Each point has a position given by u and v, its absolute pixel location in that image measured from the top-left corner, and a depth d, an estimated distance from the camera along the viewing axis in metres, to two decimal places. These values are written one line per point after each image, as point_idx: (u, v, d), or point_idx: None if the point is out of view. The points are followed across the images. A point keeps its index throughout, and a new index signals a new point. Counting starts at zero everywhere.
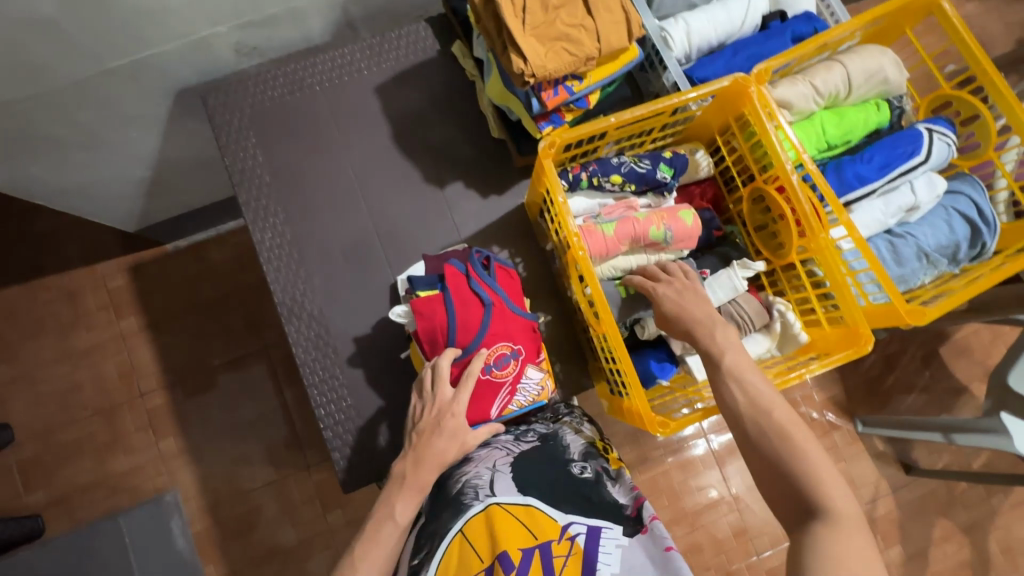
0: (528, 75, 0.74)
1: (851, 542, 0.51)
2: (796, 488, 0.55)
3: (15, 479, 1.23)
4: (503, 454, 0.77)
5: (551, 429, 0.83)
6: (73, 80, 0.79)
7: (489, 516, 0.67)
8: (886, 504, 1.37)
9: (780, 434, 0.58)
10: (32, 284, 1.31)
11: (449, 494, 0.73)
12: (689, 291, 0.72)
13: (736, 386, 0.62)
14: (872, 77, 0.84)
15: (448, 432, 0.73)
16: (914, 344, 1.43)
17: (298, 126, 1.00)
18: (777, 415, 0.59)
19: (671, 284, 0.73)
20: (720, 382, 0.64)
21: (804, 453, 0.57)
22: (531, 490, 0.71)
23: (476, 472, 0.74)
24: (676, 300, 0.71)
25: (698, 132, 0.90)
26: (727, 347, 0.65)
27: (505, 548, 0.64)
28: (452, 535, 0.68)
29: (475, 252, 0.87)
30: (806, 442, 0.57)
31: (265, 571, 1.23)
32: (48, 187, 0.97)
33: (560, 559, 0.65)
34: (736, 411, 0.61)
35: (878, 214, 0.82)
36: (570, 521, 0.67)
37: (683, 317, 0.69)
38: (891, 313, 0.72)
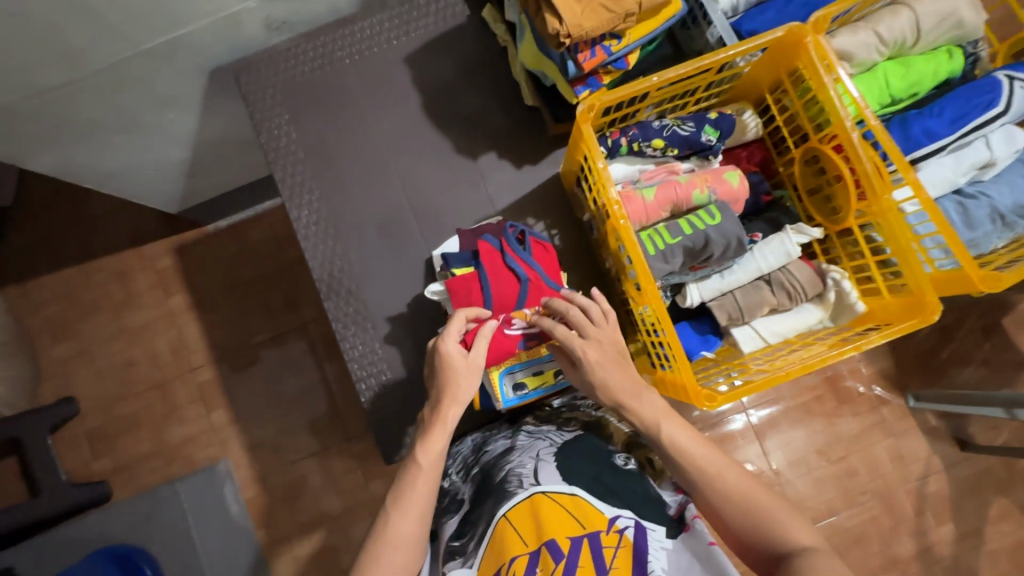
0: (564, 35, 0.71)
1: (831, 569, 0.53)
2: (763, 541, 0.58)
3: (82, 448, 1.31)
4: (548, 444, 0.75)
5: (594, 418, 0.82)
6: (111, 63, 0.80)
7: (533, 504, 0.66)
8: (938, 481, 1.31)
9: (737, 496, 0.61)
10: (87, 264, 1.37)
11: (492, 482, 0.72)
12: (610, 350, 0.71)
13: (678, 455, 0.64)
14: (944, 20, 0.76)
15: (449, 370, 0.70)
16: (974, 315, 1.34)
17: (329, 101, 0.99)
18: (728, 478, 0.62)
19: (598, 343, 0.71)
20: (664, 454, 0.66)
21: (759, 507, 0.60)
22: (576, 480, 0.68)
23: (519, 461, 0.72)
24: (605, 374, 0.70)
25: (746, 91, 0.85)
26: (661, 418, 0.67)
27: (552, 537, 0.63)
28: (497, 521, 0.67)
29: (508, 226, 0.86)
30: (760, 496, 0.60)
31: (311, 537, 1.28)
32: (95, 170, 1.00)
33: (610, 550, 0.63)
34: (689, 480, 0.63)
35: (947, 173, 0.75)
36: (618, 513, 0.65)
37: (611, 392, 0.69)
38: (962, 280, 0.66)
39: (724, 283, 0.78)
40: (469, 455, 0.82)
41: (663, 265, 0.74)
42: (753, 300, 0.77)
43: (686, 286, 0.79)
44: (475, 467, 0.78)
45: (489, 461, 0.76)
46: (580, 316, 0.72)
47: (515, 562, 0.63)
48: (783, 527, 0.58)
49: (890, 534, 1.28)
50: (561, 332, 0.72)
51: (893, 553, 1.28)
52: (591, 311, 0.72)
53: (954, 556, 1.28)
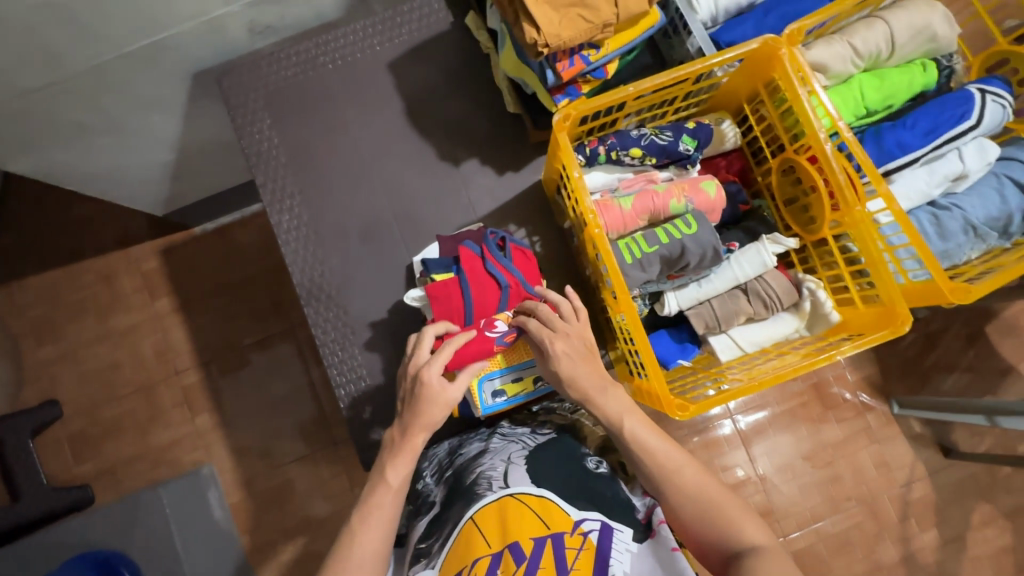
0: (542, 45, 0.71)
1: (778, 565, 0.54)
2: (716, 537, 0.60)
3: (65, 451, 1.30)
4: (520, 447, 0.75)
5: (568, 420, 0.82)
6: (92, 66, 0.80)
7: (501, 507, 0.66)
8: (922, 487, 1.32)
9: (693, 492, 0.62)
10: (72, 267, 1.36)
11: (463, 484, 0.72)
12: (578, 345, 0.71)
13: (639, 450, 0.65)
14: (918, 34, 0.77)
15: (425, 399, 0.69)
16: (957, 322, 1.35)
17: (313, 106, 0.99)
18: (687, 474, 0.63)
19: (566, 336, 0.71)
20: (626, 449, 0.66)
21: (714, 504, 0.61)
22: (545, 481, 0.68)
23: (490, 463, 0.72)
24: (572, 367, 0.70)
25: (724, 101, 0.85)
26: (625, 413, 0.67)
27: (517, 539, 0.63)
28: (463, 523, 0.67)
29: (490, 233, 0.86)
30: (716, 494, 0.62)
31: (296, 541, 1.28)
32: (78, 172, 1.00)
33: (573, 551, 0.63)
34: (649, 475, 0.65)
35: (921, 184, 0.76)
36: (583, 517, 0.65)
37: (577, 386, 0.69)
38: (932, 291, 0.67)
39: (701, 292, 0.79)
40: (443, 457, 0.81)
41: (640, 273, 0.74)
42: (730, 309, 0.78)
43: (664, 295, 0.79)
44: (449, 469, 0.78)
45: (461, 463, 0.76)
46: (547, 311, 0.73)
47: (478, 564, 0.63)
48: (736, 525, 0.60)
49: (875, 539, 1.29)
50: (531, 327, 0.73)
51: (878, 559, 1.28)
52: (560, 306, 0.74)
53: (937, 562, 1.29)
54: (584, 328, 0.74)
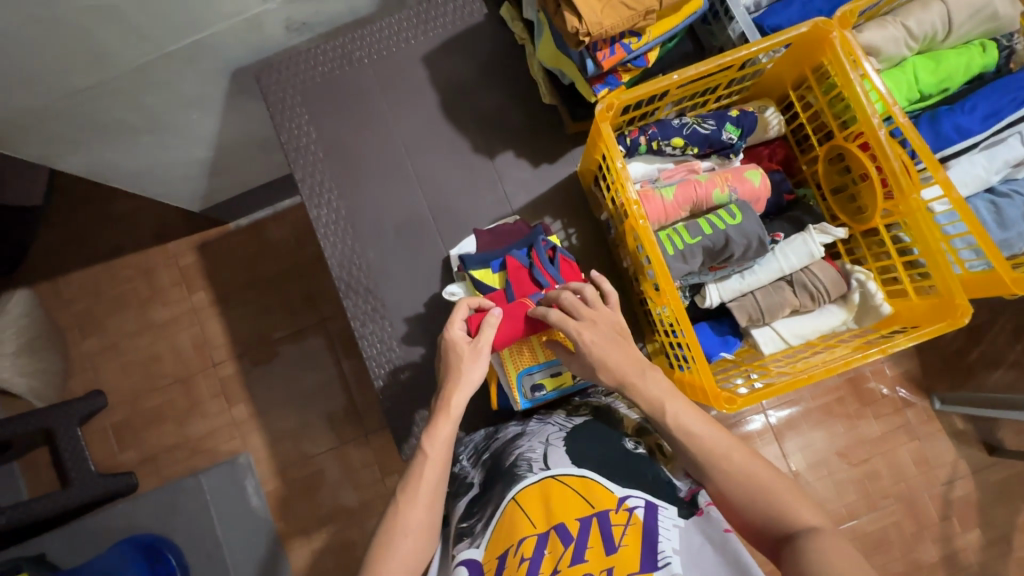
0: (583, 33, 0.70)
1: (836, 546, 0.52)
2: (767, 519, 0.58)
3: (109, 440, 1.35)
4: (556, 429, 0.74)
5: (603, 403, 0.80)
6: (137, 65, 0.82)
7: (543, 488, 0.64)
8: (965, 486, 1.28)
9: (741, 475, 0.60)
10: (114, 261, 1.41)
11: (502, 466, 0.71)
12: (608, 330, 0.70)
13: (682, 434, 0.64)
14: (978, 12, 0.74)
15: (453, 356, 0.71)
16: (1004, 316, 1.30)
17: (348, 101, 1.00)
18: (735, 457, 0.62)
19: (594, 324, 0.70)
20: (668, 432, 0.65)
21: (764, 486, 0.59)
22: (585, 462, 0.66)
23: (530, 445, 0.71)
24: (603, 353, 0.69)
25: (768, 88, 0.83)
26: (665, 398, 0.66)
27: (562, 519, 0.61)
28: (506, 504, 0.65)
29: (542, 239, 0.85)
30: (765, 476, 0.60)
31: (329, 530, 1.30)
32: (122, 170, 1.03)
33: (620, 528, 0.59)
34: (694, 460, 0.63)
35: (980, 171, 0.73)
36: (628, 493, 0.62)
37: (612, 370, 0.68)
38: (995, 281, 0.64)
39: (744, 284, 0.77)
40: (480, 441, 0.81)
41: (682, 265, 0.73)
42: (774, 301, 0.76)
43: (706, 287, 0.78)
44: (486, 452, 0.77)
45: (499, 447, 0.75)
46: (572, 300, 0.72)
47: (524, 543, 0.61)
48: (787, 506, 0.58)
49: (914, 539, 1.26)
50: (556, 316, 0.71)
51: (917, 559, 1.25)
52: (583, 294, 0.73)
53: (981, 562, 1.25)
54: (613, 314, 0.72)
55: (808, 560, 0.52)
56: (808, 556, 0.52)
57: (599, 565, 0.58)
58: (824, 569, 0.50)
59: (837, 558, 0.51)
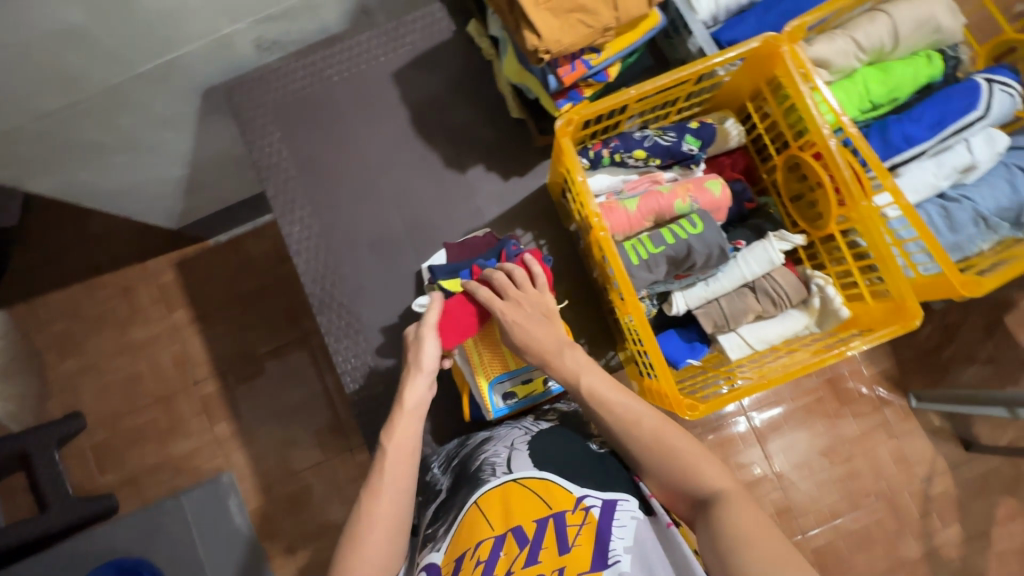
0: (543, 51, 0.72)
1: (739, 507, 0.55)
2: (678, 482, 0.60)
3: (89, 462, 1.33)
4: (522, 433, 0.75)
5: (572, 408, 0.82)
6: (106, 87, 0.82)
7: (505, 492, 0.65)
8: (944, 482, 1.30)
9: (652, 442, 0.62)
10: (93, 281, 1.40)
11: (468, 471, 0.72)
12: (533, 310, 0.71)
13: (597, 405, 0.65)
14: (922, 26, 0.77)
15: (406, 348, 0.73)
16: (975, 313, 1.33)
17: (320, 118, 1.01)
18: (646, 424, 0.63)
19: (519, 304, 0.71)
20: (585, 405, 0.67)
21: (676, 449, 0.61)
22: (546, 464, 0.67)
23: (495, 450, 0.72)
24: (528, 333, 0.70)
25: (728, 99, 0.85)
26: (583, 369, 0.67)
27: (519, 522, 0.62)
28: (468, 508, 0.66)
29: (511, 244, 0.86)
30: (677, 440, 0.62)
31: (316, 546, 1.29)
32: (97, 190, 1.03)
33: (575, 528, 0.60)
34: (608, 429, 0.65)
35: (930, 177, 0.75)
36: (585, 493, 0.63)
37: (535, 349, 0.69)
38: (942, 284, 0.67)
39: (709, 291, 0.79)
40: (451, 449, 0.81)
41: (647, 274, 0.75)
42: (738, 307, 0.78)
43: (672, 295, 0.80)
44: (455, 458, 0.77)
45: (467, 452, 0.76)
46: (503, 279, 0.73)
47: (481, 546, 0.61)
48: (694, 468, 0.60)
49: (896, 536, 1.27)
50: (484, 295, 0.72)
51: (899, 555, 1.27)
52: (514, 274, 0.73)
53: (962, 558, 1.27)
54: (544, 295, 0.73)
55: (715, 525, 0.55)
56: (717, 521, 0.55)
57: (552, 566, 0.58)
58: (728, 532, 0.54)
59: (740, 520, 0.54)
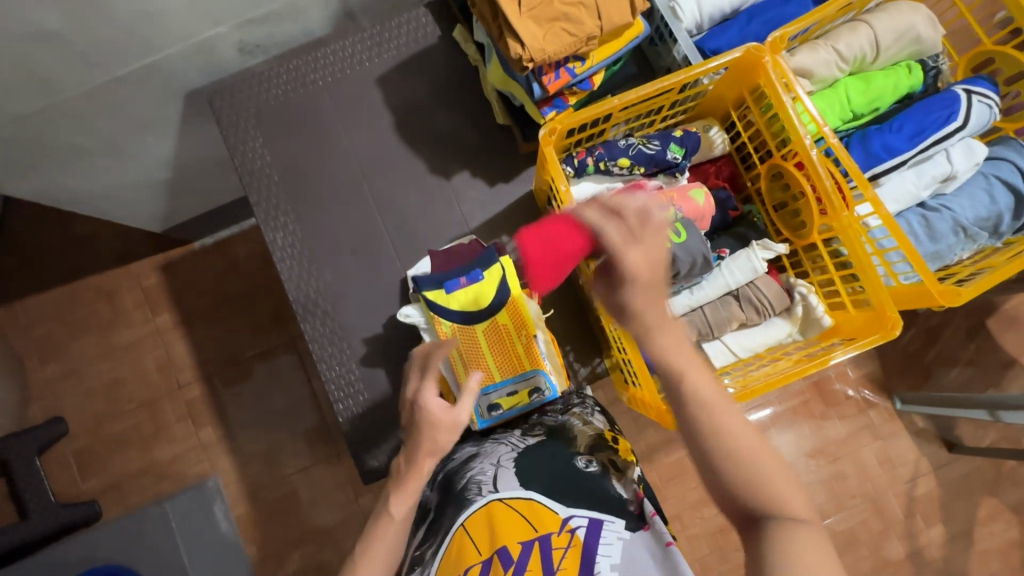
0: (527, 59, 0.71)
1: (809, 540, 0.48)
2: (739, 482, 0.51)
3: (71, 468, 1.31)
4: (509, 450, 0.72)
5: (559, 422, 0.77)
6: (84, 90, 0.81)
7: (490, 514, 0.64)
8: (927, 483, 1.31)
9: (730, 434, 0.53)
10: (74, 284, 1.37)
11: (453, 490, 0.70)
12: (656, 267, 0.55)
13: (692, 397, 0.54)
14: (902, 36, 0.77)
15: (427, 423, 0.65)
16: (958, 316, 1.35)
17: (304, 123, 1.00)
18: (738, 430, 0.53)
19: (645, 254, 0.56)
20: (674, 393, 0.55)
21: (748, 452, 0.52)
22: (533, 484, 0.67)
23: (480, 468, 0.70)
24: (636, 290, 0.56)
25: (712, 107, 0.86)
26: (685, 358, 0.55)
27: (505, 543, 0.62)
28: (454, 530, 0.66)
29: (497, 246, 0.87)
30: (752, 441, 0.52)
31: (302, 552, 1.28)
32: (77, 194, 1.01)
33: (559, 551, 0.62)
34: (685, 409, 0.54)
35: (909, 187, 0.76)
36: (571, 514, 0.64)
37: (642, 313, 0.55)
38: (923, 294, 0.67)
39: (693, 300, 0.79)
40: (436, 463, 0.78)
41: None
42: (721, 315, 0.78)
43: None
44: (440, 473, 0.75)
45: (453, 468, 0.73)
46: (632, 216, 0.57)
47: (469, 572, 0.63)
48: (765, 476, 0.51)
49: (881, 537, 1.29)
50: (609, 236, 0.56)
51: (884, 556, 1.28)
52: (643, 214, 0.58)
53: (944, 557, 1.29)
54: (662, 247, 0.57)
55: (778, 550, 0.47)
56: (776, 544, 0.48)
57: None
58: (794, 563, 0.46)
59: (806, 551, 0.47)
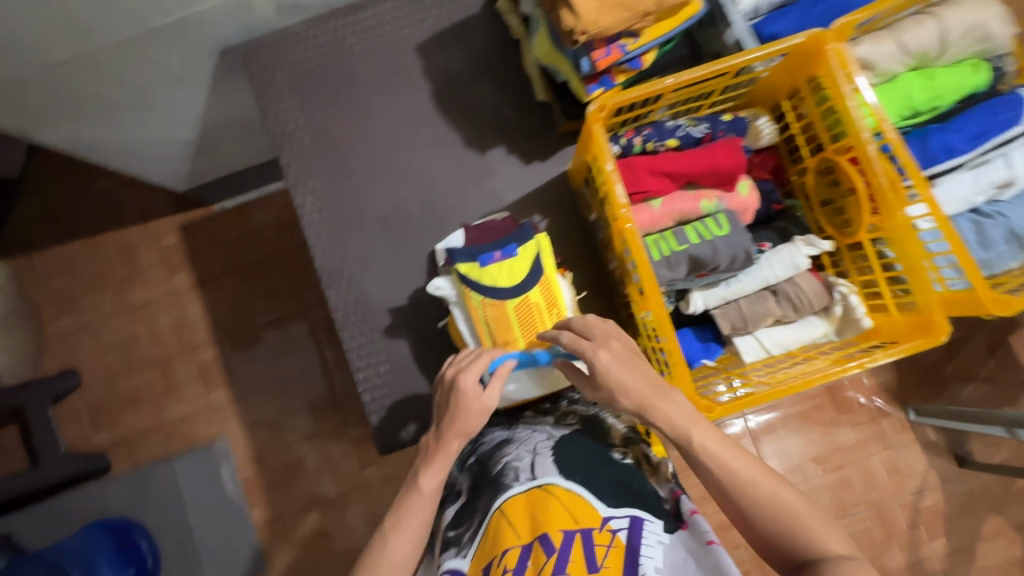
0: (579, 32, 0.69)
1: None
2: (793, 549, 0.56)
3: (83, 420, 1.32)
4: (545, 437, 0.71)
5: (590, 413, 0.78)
6: (118, 40, 0.78)
7: (529, 501, 0.62)
8: (934, 495, 1.30)
9: (771, 504, 0.58)
10: (92, 238, 1.37)
11: (489, 474, 0.69)
12: (622, 352, 0.68)
13: (711, 462, 0.61)
14: (971, 33, 0.74)
15: (461, 405, 0.68)
16: (980, 331, 1.33)
17: (340, 88, 0.98)
18: (761, 484, 0.59)
19: (607, 344, 0.68)
20: (694, 461, 0.63)
21: (795, 514, 0.58)
22: (573, 474, 0.64)
23: (517, 454, 0.69)
24: (618, 381, 0.65)
25: (762, 97, 0.83)
26: (691, 424, 0.63)
27: (546, 531, 0.59)
28: (491, 514, 0.64)
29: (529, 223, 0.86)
30: (793, 503, 0.58)
31: (305, 519, 1.29)
32: (104, 146, 1.00)
33: (602, 549, 0.58)
34: (720, 487, 0.61)
35: (965, 191, 0.74)
36: (612, 513, 0.60)
37: (631, 394, 0.65)
38: (972, 301, 0.65)
39: (729, 292, 0.77)
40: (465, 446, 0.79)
41: (667, 272, 0.73)
42: (757, 310, 0.76)
43: (691, 293, 0.77)
44: (471, 457, 0.75)
45: (484, 452, 0.73)
46: (584, 323, 0.72)
47: (507, 555, 0.60)
48: (815, 535, 0.56)
49: (882, 546, 1.28)
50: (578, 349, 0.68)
51: (884, 565, 1.27)
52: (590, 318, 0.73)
53: (944, 570, 1.28)
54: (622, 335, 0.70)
55: None
56: None
57: None
58: None
59: None
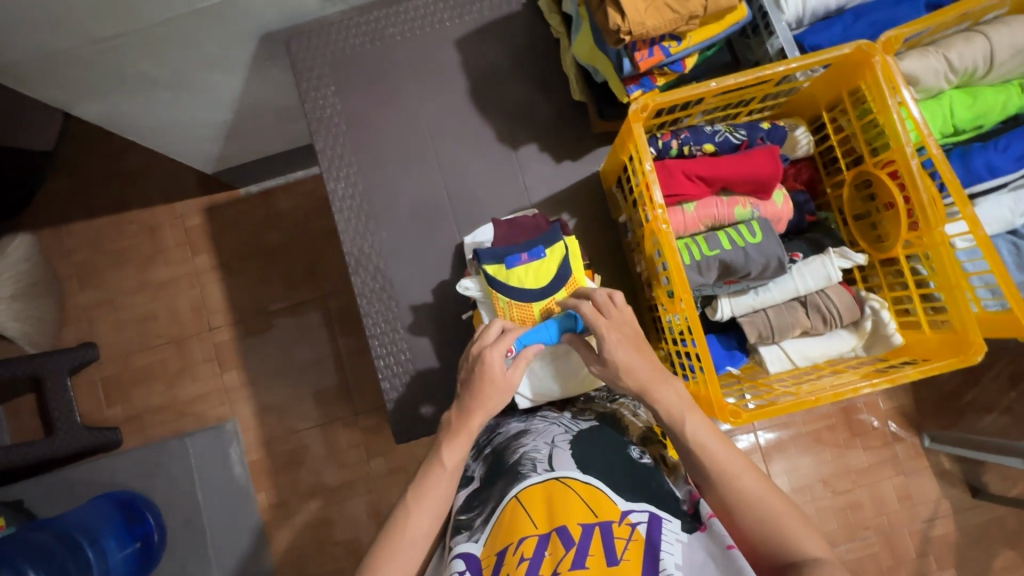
0: (624, 32, 0.69)
1: None
2: (773, 547, 0.57)
3: (97, 393, 1.34)
4: (561, 431, 0.72)
5: (608, 409, 0.79)
6: (162, 19, 0.79)
7: (548, 491, 0.62)
8: (944, 525, 1.28)
9: (754, 502, 0.59)
10: (119, 215, 1.39)
11: (505, 463, 0.69)
12: (629, 331, 0.70)
13: (700, 453, 0.62)
14: (1021, 52, 0.73)
15: (487, 380, 0.69)
16: (1001, 361, 1.30)
17: (377, 78, 0.99)
18: (745, 481, 0.60)
19: (620, 325, 0.70)
20: (685, 450, 0.64)
21: (776, 515, 0.58)
22: (592, 469, 0.64)
23: (534, 445, 0.69)
24: (620, 359, 0.68)
25: (801, 107, 0.83)
26: (686, 412, 0.65)
27: (564, 523, 0.59)
28: (507, 500, 0.63)
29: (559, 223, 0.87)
30: (774, 505, 0.59)
31: (308, 505, 1.30)
32: (138, 123, 1.01)
33: (621, 541, 0.58)
34: (707, 477, 0.62)
35: (1005, 212, 0.73)
36: (631, 508, 0.60)
37: (635, 374, 0.67)
38: (1009, 321, 0.64)
39: (758, 300, 0.76)
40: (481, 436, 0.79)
41: (697, 277, 0.73)
42: (786, 320, 0.75)
43: (718, 299, 0.77)
44: (487, 447, 0.76)
45: (501, 442, 0.74)
46: (605, 300, 0.72)
47: (524, 543, 0.59)
48: (795, 538, 0.57)
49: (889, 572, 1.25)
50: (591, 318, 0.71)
51: None
52: (615, 295, 0.72)
53: None
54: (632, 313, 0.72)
55: None
56: None
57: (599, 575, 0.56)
58: None
59: None
